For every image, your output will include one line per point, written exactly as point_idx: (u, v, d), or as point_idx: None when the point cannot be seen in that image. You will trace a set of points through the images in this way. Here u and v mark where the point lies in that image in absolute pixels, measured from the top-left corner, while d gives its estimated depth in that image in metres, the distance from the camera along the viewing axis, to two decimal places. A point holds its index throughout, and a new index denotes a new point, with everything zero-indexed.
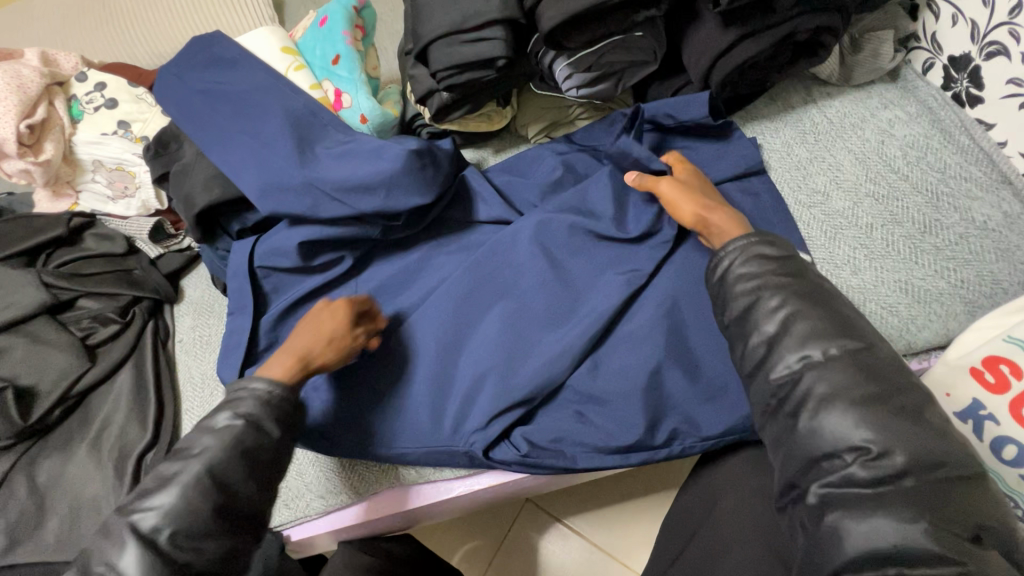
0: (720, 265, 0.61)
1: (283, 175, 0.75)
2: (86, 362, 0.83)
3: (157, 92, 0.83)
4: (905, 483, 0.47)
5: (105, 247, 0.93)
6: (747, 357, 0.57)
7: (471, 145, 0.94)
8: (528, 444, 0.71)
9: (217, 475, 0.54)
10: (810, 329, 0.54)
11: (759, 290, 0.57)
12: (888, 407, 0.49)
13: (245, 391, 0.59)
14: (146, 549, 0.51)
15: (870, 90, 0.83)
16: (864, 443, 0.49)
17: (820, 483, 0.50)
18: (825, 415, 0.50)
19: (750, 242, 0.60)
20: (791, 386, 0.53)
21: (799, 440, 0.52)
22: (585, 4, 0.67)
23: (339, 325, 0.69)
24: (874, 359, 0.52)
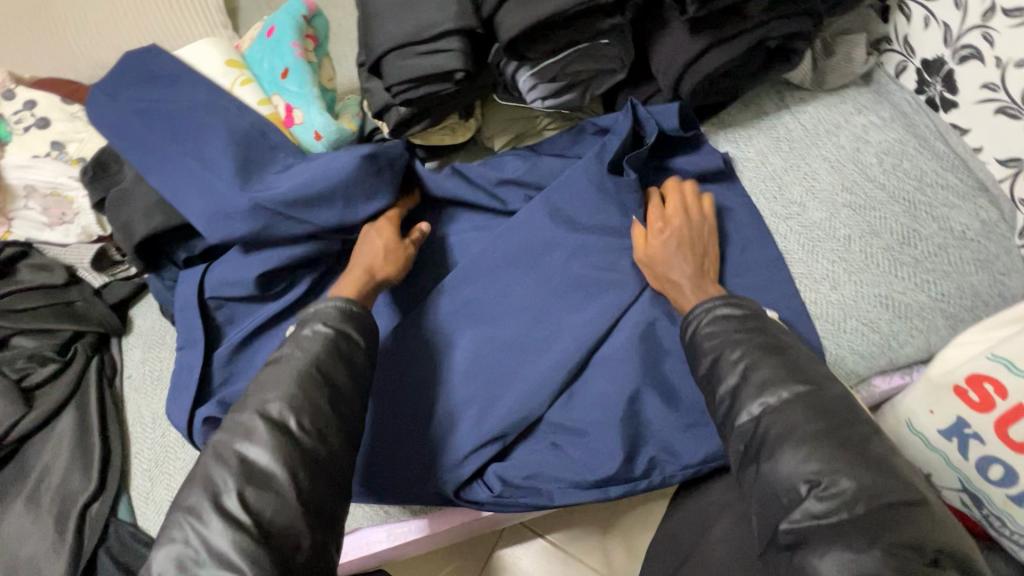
0: (689, 326, 0.61)
1: (232, 201, 0.70)
2: (22, 408, 0.76)
3: (88, 112, 0.76)
4: (858, 511, 0.45)
5: (44, 279, 0.86)
6: (717, 408, 0.56)
7: (434, 158, 0.89)
8: (501, 483, 0.67)
9: (323, 372, 0.56)
10: (767, 374, 0.54)
11: (722, 347, 0.58)
12: (834, 439, 0.49)
13: (324, 307, 0.62)
14: (279, 436, 0.52)
15: (844, 94, 0.81)
16: (812, 475, 0.47)
17: (784, 520, 0.48)
18: (779, 453, 0.49)
19: (713, 304, 0.61)
20: (753, 432, 0.52)
21: (761, 480, 0.50)
22: (547, 12, 0.63)
23: (387, 241, 0.73)
24: (828, 396, 0.51)
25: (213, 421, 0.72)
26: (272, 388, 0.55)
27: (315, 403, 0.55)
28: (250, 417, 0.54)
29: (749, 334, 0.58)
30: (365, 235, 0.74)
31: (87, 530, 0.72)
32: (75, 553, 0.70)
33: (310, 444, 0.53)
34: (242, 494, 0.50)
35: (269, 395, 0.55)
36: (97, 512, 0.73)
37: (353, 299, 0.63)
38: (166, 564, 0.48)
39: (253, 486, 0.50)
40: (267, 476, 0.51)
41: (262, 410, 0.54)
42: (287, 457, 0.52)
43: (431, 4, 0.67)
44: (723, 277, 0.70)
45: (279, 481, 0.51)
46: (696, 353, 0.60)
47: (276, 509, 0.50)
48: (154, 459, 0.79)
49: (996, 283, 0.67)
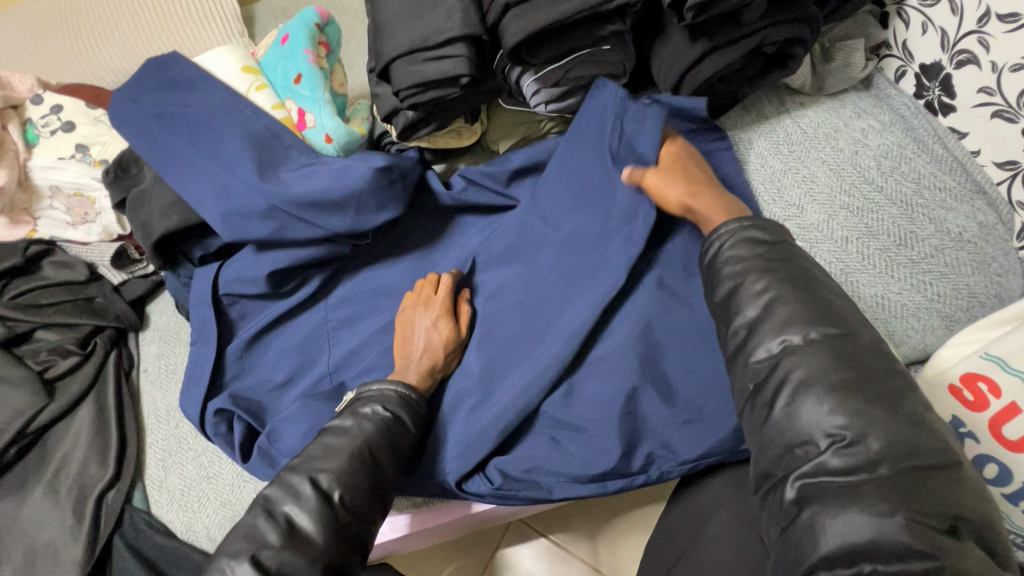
0: (709, 247, 0.58)
1: (251, 198, 0.73)
2: (43, 398, 0.80)
3: (112, 116, 0.80)
4: (882, 472, 0.43)
5: (66, 276, 0.91)
6: (729, 341, 0.54)
7: (442, 160, 0.92)
8: (502, 477, 0.69)
9: (375, 451, 0.61)
10: (789, 313, 0.50)
11: (744, 273, 0.54)
12: (864, 393, 0.45)
13: (386, 390, 0.67)
14: (321, 504, 0.56)
15: (844, 99, 0.82)
16: (836, 430, 0.45)
17: (794, 472, 0.46)
18: (801, 400, 0.47)
19: (740, 225, 0.57)
20: (770, 371, 0.50)
21: (773, 429, 0.48)
22: (549, 19, 0.65)
23: (446, 333, 0.73)
24: (855, 344, 0.48)
25: (225, 412, 0.76)
26: (325, 457, 0.60)
27: (359, 480, 0.59)
28: (301, 481, 0.58)
29: (776, 263, 0.54)
30: (423, 324, 0.74)
31: (104, 516, 0.75)
32: (91, 538, 0.73)
33: (344, 514, 0.57)
34: (279, 555, 0.53)
35: (322, 464, 0.59)
36: (113, 499, 0.76)
37: (412, 388, 0.68)
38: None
39: (290, 549, 0.53)
40: (306, 539, 0.54)
41: (312, 476, 0.58)
42: (323, 526, 0.55)
43: (438, 12, 0.70)
44: None
45: (316, 546, 0.54)
46: (713, 278, 0.57)
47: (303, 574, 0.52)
48: (167, 448, 0.81)
49: (993, 284, 0.68)
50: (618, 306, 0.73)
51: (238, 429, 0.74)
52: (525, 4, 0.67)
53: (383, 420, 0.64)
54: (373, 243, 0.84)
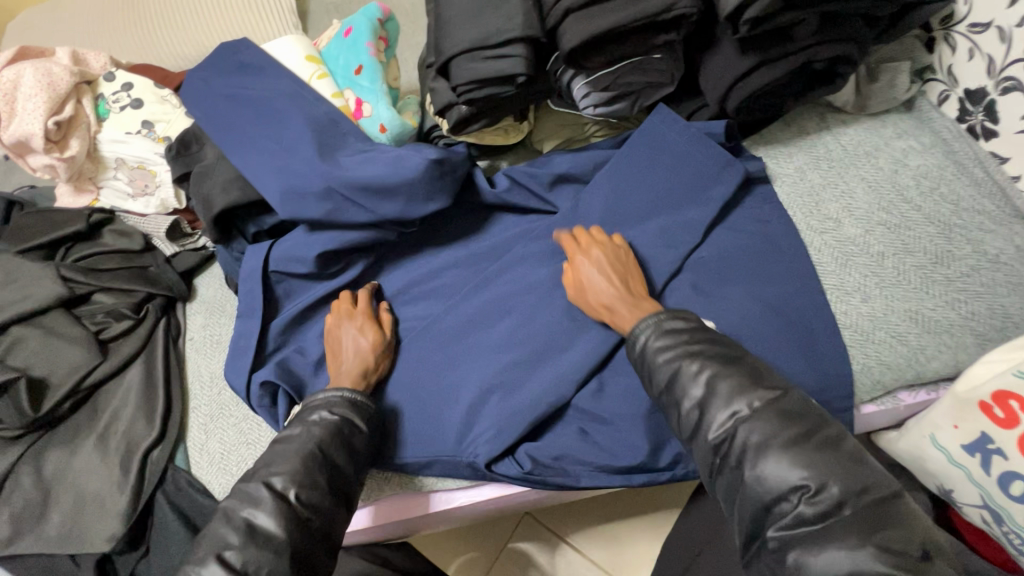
0: (638, 339, 0.65)
1: (311, 176, 0.76)
2: (97, 356, 0.84)
3: (184, 94, 0.85)
4: (845, 513, 0.50)
5: (123, 244, 0.94)
6: (683, 422, 0.60)
7: (486, 156, 0.94)
8: (531, 462, 0.71)
9: (325, 450, 0.63)
10: (729, 386, 0.58)
11: (678, 358, 0.62)
12: (811, 443, 0.53)
13: (322, 398, 0.68)
14: (279, 504, 0.59)
15: (885, 119, 0.84)
16: (803, 481, 0.52)
17: (773, 527, 0.52)
18: (763, 462, 0.53)
19: (659, 319, 0.65)
20: (728, 442, 0.56)
21: (745, 486, 0.54)
22: (609, 26, 0.69)
23: (372, 341, 0.76)
24: (786, 403, 0.56)
25: (269, 386, 0.78)
26: (277, 461, 0.62)
27: (314, 478, 0.61)
28: (256, 487, 0.60)
29: (702, 347, 0.62)
30: (347, 335, 0.76)
31: (148, 472, 0.79)
32: (136, 493, 0.77)
33: (308, 513, 0.60)
34: (243, 553, 0.56)
35: (275, 469, 0.61)
36: (157, 458, 0.80)
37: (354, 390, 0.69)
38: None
39: (253, 546, 0.57)
40: (267, 537, 0.57)
41: (267, 480, 0.60)
42: (285, 522, 0.58)
43: (499, 14, 0.73)
44: (756, 284, 0.74)
45: (278, 540, 0.57)
46: (648, 367, 0.64)
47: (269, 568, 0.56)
48: (210, 413, 0.85)
49: None
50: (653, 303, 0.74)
51: (282, 402, 0.77)
52: (584, 11, 0.70)
53: (331, 422, 0.65)
54: (417, 232, 0.88)
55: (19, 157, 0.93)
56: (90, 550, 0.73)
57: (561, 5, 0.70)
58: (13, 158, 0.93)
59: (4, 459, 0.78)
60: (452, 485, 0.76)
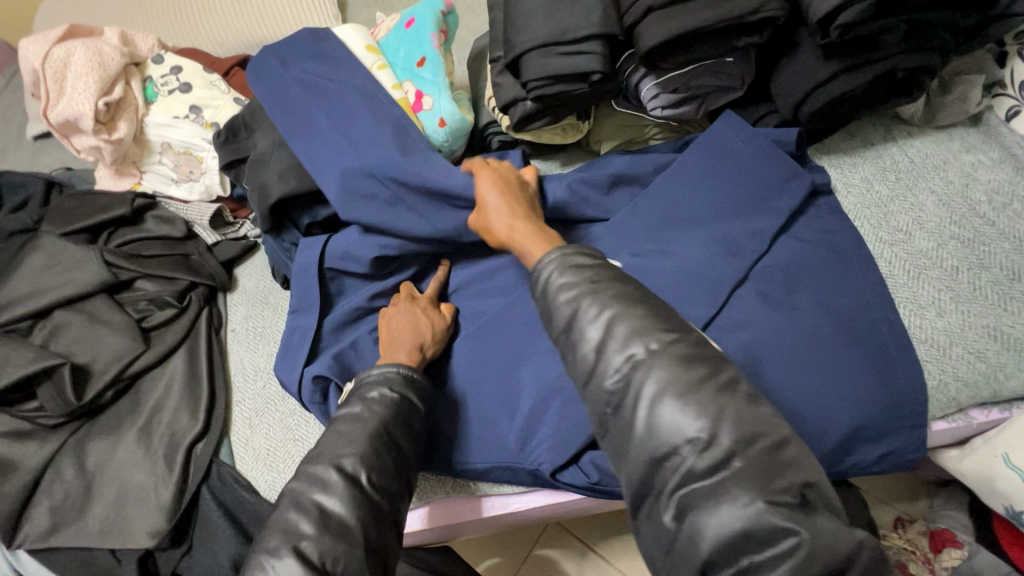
0: (539, 277, 0.55)
1: (381, 180, 0.74)
2: (140, 345, 0.81)
3: (253, 78, 0.85)
4: (735, 466, 0.44)
5: (165, 230, 0.91)
6: (577, 366, 0.52)
7: (539, 156, 0.93)
8: (598, 471, 0.68)
9: (390, 431, 0.58)
10: (631, 329, 0.49)
11: (578, 298, 0.52)
12: (707, 390, 0.46)
13: (376, 376, 0.62)
14: (349, 489, 0.54)
15: (952, 132, 0.83)
16: (695, 431, 0.45)
17: (664, 485, 0.46)
18: (660, 409, 0.46)
19: (564, 252, 0.56)
20: (624, 390, 0.49)
21: (636, 439, 0.47)
22: (691, 26, 0.67)
23: (434, 323, 0.75)
24: (688, 348, 0.49)
25: (321, 381, 0.74)
26: (344, 442, 0.57)
27: (383, 461, 0.56)
28: (325, 470, 0.55)
29: (605, 282, 0.53)
30: (408, 316, 0.74)
31: (191, 467, 0.76)
32: (180, 487, 0.74)
33: (377, 498, 0.55)
34: (319, 543, 0.51)
35: (342, 450, 0.56)
36: (202, 452, 0.77)
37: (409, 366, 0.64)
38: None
39: (329, 536, 0.52)
40: (341, 523, 0.52)
41: (335, 462, 0.55)
42: (358, 508, 0.53)
43: (576, 9, 0.72)
44: (829, 294, 0.71)
45: (352, 527, 0.52)
46: (547, 305, 0.55)
47: (347, 560, 0.51)
48: (254, 408, 0.82)
49: None
50: (722, 311, 0.71)
51: (334, 397, 0.73)
52: (667, 9, 0.69)
53: (392, 401, 0.60)
54: None
55: (65, 137, 0.92)
56: (133, 546, 0.71)
57: (642, 3, 0.69)
58: (58, 138, 0.91)
59: (45, 447, 0.76)
60: (508, 490, 0.73)
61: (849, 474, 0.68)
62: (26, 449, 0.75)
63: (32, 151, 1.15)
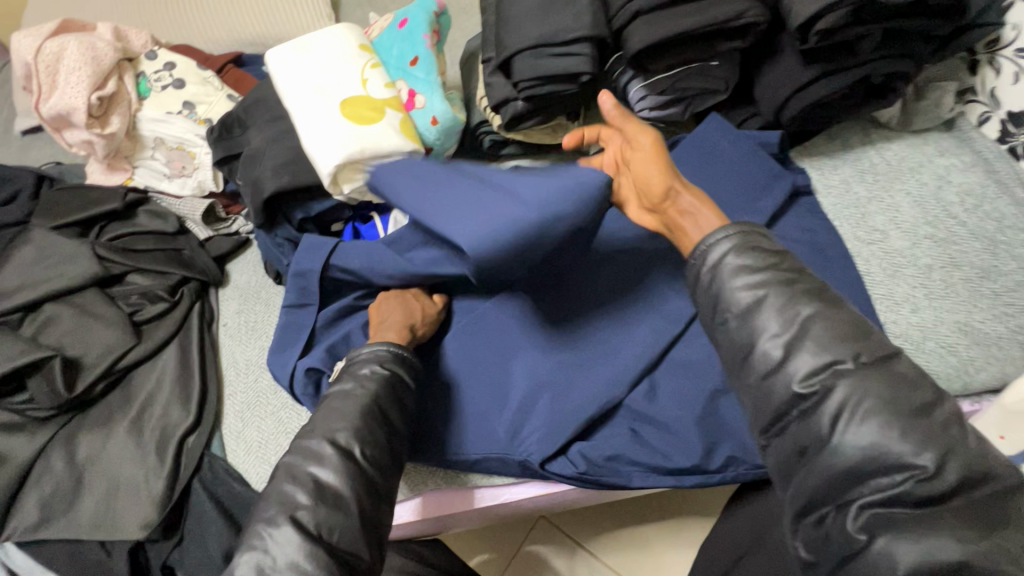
0: (709, 256, 0.54)
1: (509, 217, 0.56)
2: (131, 339, 0.81)
3: (273, 59, 0.86)
4: (955, 502, 0.41)
5: (158, 225, 0.92)
6: (751, 365, 0.50)
7: (530, 156, 0.96)
8: (585, 462, 0.69)
9: (383, 407, 0.58)
10: (827, 332, 0.47)
11: (764, 286, 0.50)
12: (933, 419, 0.43)
13: (368, 353, 0.62)
14: (346, 462, 0.53)
15: (927, 137, 0.86)
16: (920, 461, 0.42)
17: (858, 502, 0.43)
18: (860, 426, 0.44)
19: (743, 233, 0.54)
20: (819, 399, 0.46)
21: (827, 451, 0.45)
22: (677, 30, 0.70)
23: (423, 307, 0.75)
24: (901, 367, 0.46)
25: (314, 373, 0.75)
26: (338, 417, 0.56)
27: (375, 436, 0.56)
28: (320, 444, 0.54)
29: (792, 275, 0.51)
30: (399, 297, 0.75)
31: (184, 459, 0.76)
32: (172, 479, 0.74)
33: (372, 470, 0.55)
34: (316, 513, 0.51)
35: (335, 425, 0.56)
36: (194, 444, 0.78)
37: (399, 344, 0.63)
38: (247, 570, 0.49)
39: (326, 506, 0.51)
40: (337, 495, 0.52)
41: (331, 436, 0.55)
42: (351, 478, 0.53)
43: (569, 12, 0.74)
44: None
45: (346, 497, 0.52)
46: (720, 286, 0.53)
47: (344, 529, 0.51)
48: (246, 401, 0.83)
49: None
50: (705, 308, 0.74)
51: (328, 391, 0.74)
52: (655, 13, 0.71)
53: (384, 377, 0.60)
54: None
55: (56, 131, 0.91)
56: (124, 537, 0.71)
57: (630, 8, 0.71)
58: (49, 132, 0.91)
59: (34, 440, 0.76)
60: (499, 481, 0.75)
61: None
62: (15, 442, 0.76)
63: (20, 146, 1.14)
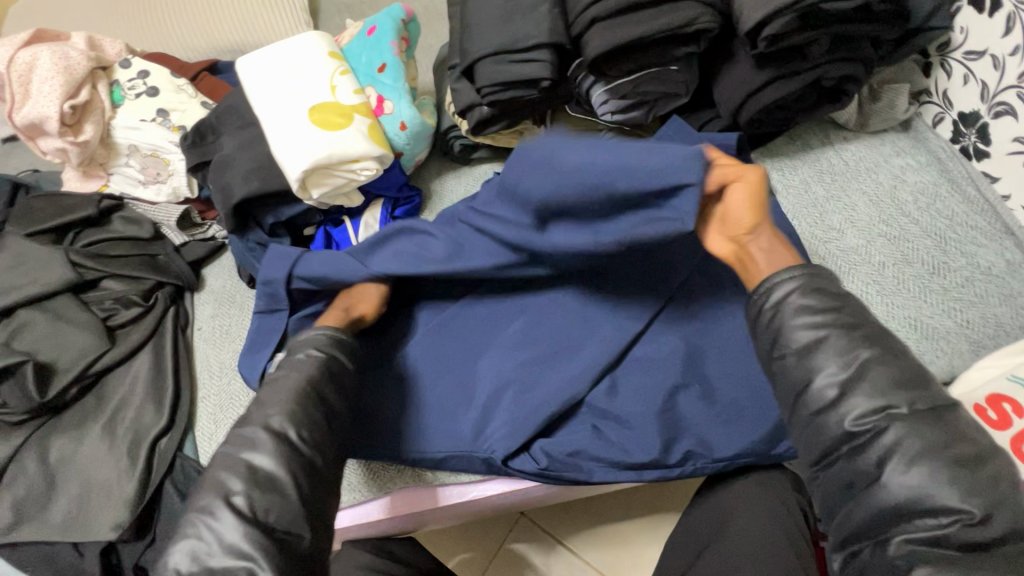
0: (774, 292, 0.56)
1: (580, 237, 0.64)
2: (105, 343, 0.83)
3: (243, 68, 0.87)
4: (1003, 550, 0.42)
5: (132, 231, 0.93)
6: (807, 398, 0.51)
7: (500, 160, 0.98)
8: (547, 458, 0.71)
9: (318, 389, 0.60)
10: (885, 377, 0.49)
11: (824, 328, 0.52)
12: (981, 471, 0.45)
13: (309, 336, 0.65)
14: (279, 444, 0.55)
15: (884, 137, 0.88)
16: (965, 506, 0.43)
17: (902, 537, 0.45)
18: (914, 471, 0.45)
19: (808, 274, 0.55)
20: (871, 436, 0.48)
21: (877, 489, 0.46)
22: (632, 36, 0.71)
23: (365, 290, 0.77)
24: (959, 420, 0.47)
25: None
26: (272, 404, 0.58)
27: (311, 416, 0.58)
28: (253, 430, 0.56)
29: (850, 317, 0.53)
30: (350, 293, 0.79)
31: (155, 461, 0.77)
32: (143, 481, 0.75)
33: (310, 453, 0.56)
34: (252, 496, 0.52)
35: (270, 411, 0.58)
36: (165, 446, 0.79)
37: (339, 329, 0.66)
38: (181, 558, 0.50)
39: (263, 491, 0.53)
40: (274, 481, 0.53)
41: (264, 423, 0.57)
42: (286, 459, 0.54)
43: (528, 19, 0.75)
44: None
45: (288, 489, 0.53)
46: (778, 325, 0.54)
47: (280, 510, 0.52)
48: (219, 404, 0.84)
49: (1020, 316, 0.72)
50: (665, 306, 0.76)
51: None
52: (611, 20, 0.73)
53: (323, 363, 0.62)
54: None
55: (31, 140, 0.93)
56: (95, 538, 0.72)
57: (587, 15, 0.73)
58: (24, 140, 0.92)
59: (9, 443, 0.77)
60: (465, 478, 0.76)
61: (785, 459, 0.72)
62: None
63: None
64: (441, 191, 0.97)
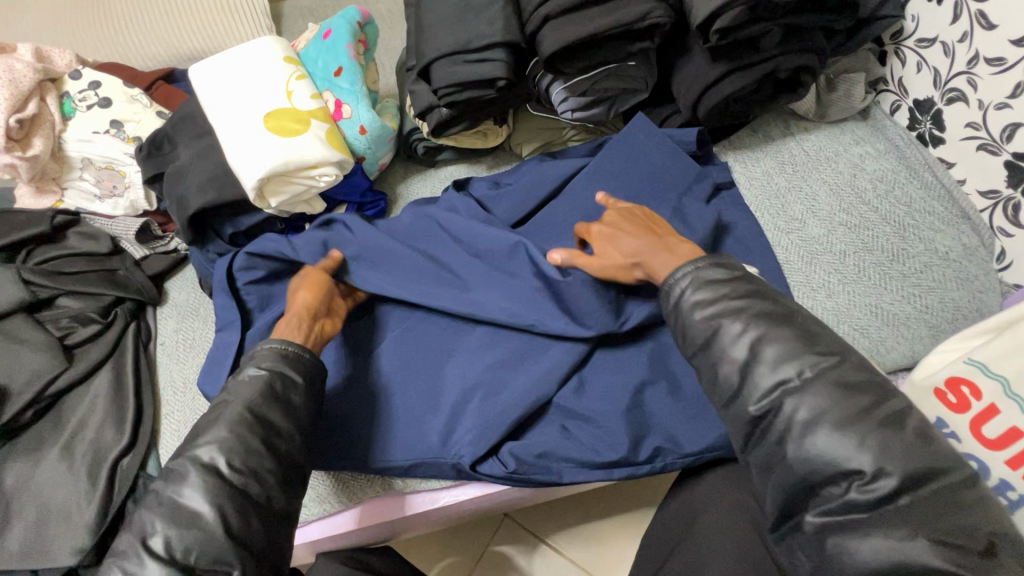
0: (672, 291, 0.56)
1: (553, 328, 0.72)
2: (62, 363, 0.80)
3: (196, 76, 0.86)
4: (901, 502, 0.42)
5: (89, 246, 0.91)
6: (722, 385, 0.51)
7: (465, 160, 0.97)
8: (516, 461, 0.70)
9: (256, 411, 0.58)
10: (777, 352, 0.48)
11: (719, 316, 0.52)
12: (876, 421, 0.44)
13: (263, 348, 0.63)
14: (206, 481, 0.54)
15: (844, 127, 0.89)
16: (858, 464, 0.43)
17: (813, 511, 0.45)
18: (810, 441, 0.45)
19: (698, 266, 0.55)
20: (772, 414, 0.47)
21: (786, 463, 0.46)
22: (586, 32, 0.71)
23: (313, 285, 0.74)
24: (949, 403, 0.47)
25: None
26: (205, 431, 0.57)
27: (241, 437, 0.56)
28: (174, 473, 0.55)
29: (744, 300, 0.52)
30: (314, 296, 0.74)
31: (118, 482, 0.75)
32: (104, 503, 0.73)
33: (243, 483, 0.55)
34: (184, 538, 0.52)
35: (202, 442, 0.56)
36: (128, 466, 0.77)
37: (291, 341, 0.64)
38: None
39: (182, 529, 0.52)
40: (202, 521, 0.52)
41: (193, 453, 0.56)
42: (215, 493, 0.54)
43: (481, 18, 0.75)
44: None
45: (208, 528, 0.52)
46: (682, 322, 0.55)
47: (199, 550, 0.51)
48: (182, 420, 0.82)
49: (976, 299, 0.74)
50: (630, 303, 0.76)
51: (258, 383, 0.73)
52: (565, 17, 0.72)
53: (264, 379, 0.60)
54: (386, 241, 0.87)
55: None
56: (55, 565, 0.70)
57: (540, 13, 0.72)
58: None
59: None
60: (435, 484, 0.75)
61: None
62: None
63: None
64: (406, 194, 0.96)
